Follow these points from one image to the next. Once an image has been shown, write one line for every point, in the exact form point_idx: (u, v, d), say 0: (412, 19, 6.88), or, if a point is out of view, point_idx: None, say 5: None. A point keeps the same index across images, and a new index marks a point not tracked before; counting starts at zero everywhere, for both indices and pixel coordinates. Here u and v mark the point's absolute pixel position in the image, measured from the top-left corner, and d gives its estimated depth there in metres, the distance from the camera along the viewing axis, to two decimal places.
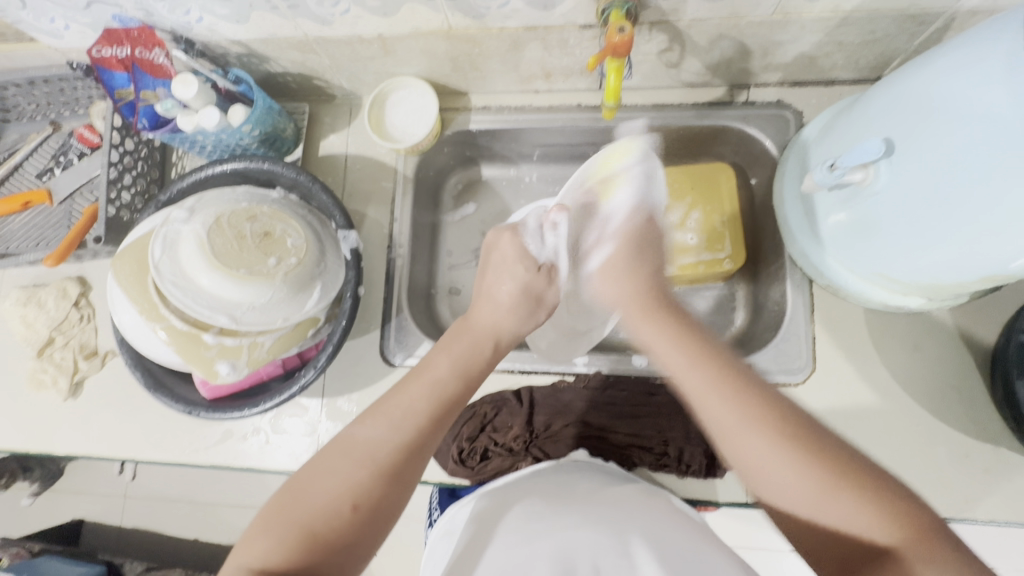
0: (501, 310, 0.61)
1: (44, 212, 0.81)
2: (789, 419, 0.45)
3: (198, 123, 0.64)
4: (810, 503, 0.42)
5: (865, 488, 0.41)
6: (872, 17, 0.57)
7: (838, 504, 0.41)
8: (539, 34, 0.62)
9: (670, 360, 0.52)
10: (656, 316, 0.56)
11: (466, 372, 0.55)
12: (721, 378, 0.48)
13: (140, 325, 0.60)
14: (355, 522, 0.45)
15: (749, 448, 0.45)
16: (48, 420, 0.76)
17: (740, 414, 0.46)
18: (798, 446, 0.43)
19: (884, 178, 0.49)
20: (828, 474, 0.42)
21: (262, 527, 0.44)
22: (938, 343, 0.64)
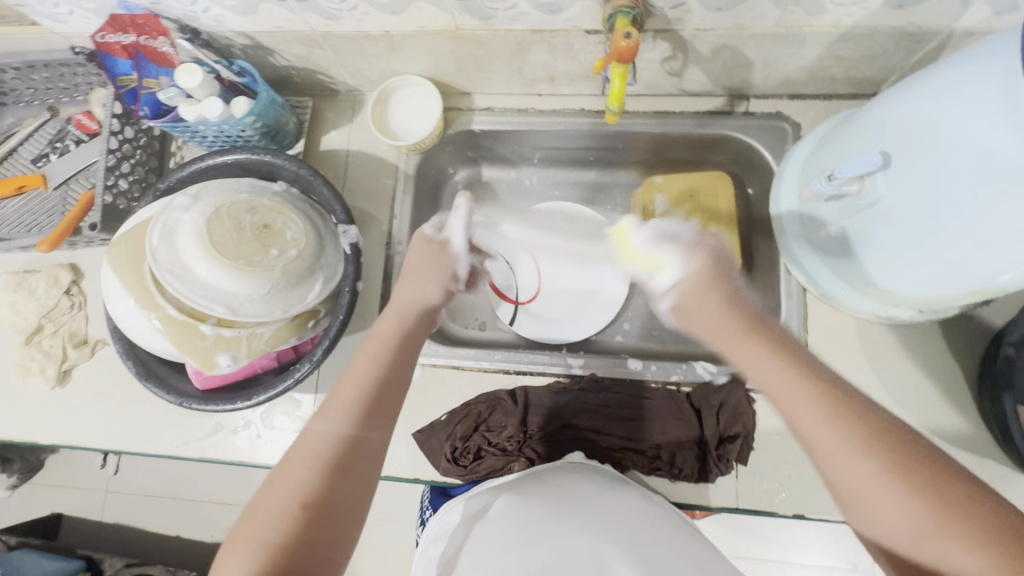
0: (418, 289, 0.59)
1: (37, 197, 0.81)
2: (875, 425, 0.42)
3: (201, 112, 0.64)
4: (916, 529, 0.39)
5: (967, 521, 0.38)
6: (871, 33, 0.58)
7: (942, 542, 0.38)
8: (545, 37, 0.63)
9: (772, 392, 0.46)
10: (749, 340, 0.48)
11: (385, 360, 0.54)
12: (837, 422, 0.42)
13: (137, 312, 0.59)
14: (313, 519, 0.46)
15: (873, 501, 0.41)
16: (35, 408, 0.75)
17: (859, 454, 0.41)
18: (919, 497, 0.39)
19: (881, 189, 0.50)
20: (959, 506, 0.39)
21: (232, 550, 0.45)
22: (928, 355, 0.65)
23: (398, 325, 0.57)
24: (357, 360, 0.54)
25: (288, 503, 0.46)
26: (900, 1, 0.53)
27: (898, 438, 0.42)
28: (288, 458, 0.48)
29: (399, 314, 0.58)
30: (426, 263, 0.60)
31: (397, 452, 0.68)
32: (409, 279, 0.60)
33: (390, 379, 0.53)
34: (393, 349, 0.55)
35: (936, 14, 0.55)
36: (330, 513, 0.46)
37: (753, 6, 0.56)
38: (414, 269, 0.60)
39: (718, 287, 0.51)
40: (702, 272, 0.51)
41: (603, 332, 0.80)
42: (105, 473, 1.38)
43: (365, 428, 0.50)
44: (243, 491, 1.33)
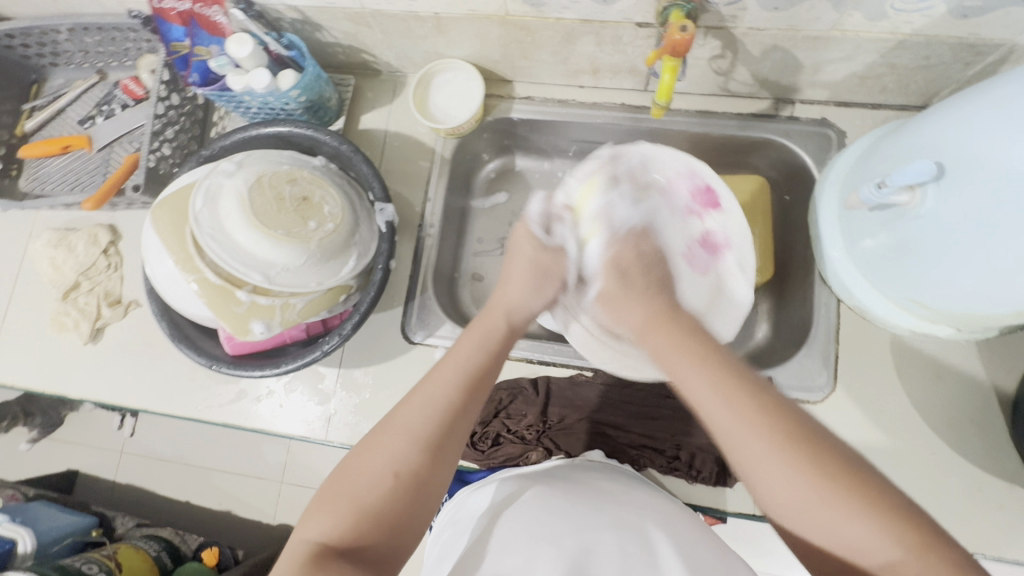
0: (523, 293, 0.60)
1: (81, 157, 0.83)
2: (788, 420, 0.41)
3: (248, 83, 0.65)
4: (806, 503, 0.39)
5: (869, 496, 0.38)
6: (930, 42, 0.57)
7: (848, 526, 0.37)
8: (595, 28, 0.62)
9: (687, 379, 0.46)
10: (666, 326, 0.52)
11: (489, 357, 0.54)
12: (738, 400, 0.43)
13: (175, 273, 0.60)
14: (406, 493, 0.46)
15: (765, 474, 0.40)
16: (67, 363, 0.77)
17: (751, 424, 0.42)
18: (816, 480, 0.39)
19: (930, 202, 0.49)
20: (832, 473, 0.39)
21: (325, 507, 0.46)
22: (961, 376, 0.64)
23: (506, 322, 0.58)
24: (457, 353, 0.54)
25: (383, 475, 0.46)
26: (965, 10, 0.52)
27: (800, 420, 0.42)
28: (383, 432, 0.49)
29: (510, 314, 0.58)
30: (541, 274, 0.61)
31: None
32: (516, 283, 0.60)
33: (488, 374, 0.53)
34: (497, 346, 0.56)
35: (1000, 27, 0.54)
36: (417, 495, 0.46)
37: (811, 7, 0.55)
38: (528, 274, 0.61)
39: (633, 282, 0.57)
40: (611, 283, 0.58)
41: None
42: (121, 434, 1.42)
43: (464, 415, 0.50)
44: (254, 463, 1.35)
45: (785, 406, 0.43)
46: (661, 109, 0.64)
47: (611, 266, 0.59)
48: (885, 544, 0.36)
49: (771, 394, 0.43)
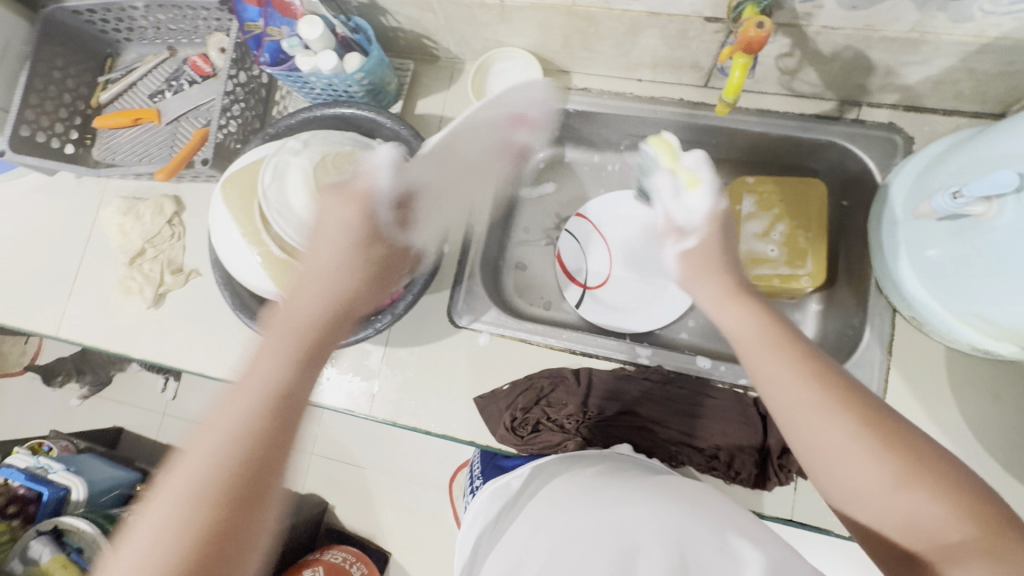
0: (344, 283, 0.53)
1: (151, 130, 0.86)
2: (864, 406, 0.43)
3: (316, 64, 0.67)
4: (881, 486, 0.40)
5: (937, 474, 0.39)
6: (1017, 48, 0.55)
7: (917, 506, 0.39)
8: (661, 21, 0.62)
9: (754, 362, 0.48)
10: (744, 301, 0.52)
11: (308, 330, 0.48)
12: (815, 384, 0.44)
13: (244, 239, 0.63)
14: (234, 503, 0.37)
15: (833, 450, 0.42)
16: (130, 326, 0.81)
17: (821, 407, 0.43)
18: (885, 462, 0.40)
19: (1008, 214, 0.47)
20: (906, 457, 0.40)
21: (145, 527, 0.36)
22: (1020, 396, 0.62)
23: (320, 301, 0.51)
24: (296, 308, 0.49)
25: (206, 485, 0.37)
26: None
27: (877, 411, 0.43)
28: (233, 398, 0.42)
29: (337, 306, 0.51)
30: (382, 266, 0.57)
31: (459, 412, 0.71)
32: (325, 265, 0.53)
33: (319, 350, 0.48)
34: (321, 320, 0.49)
35: None
36: (250, 497, 0.38)
37: (892, 7, 0.53)
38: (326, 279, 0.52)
39: (712, 260, 0.56)
40: (700, 256, 0.57)
41: (670, 326, 0.79)
42: (164, 397, 1.49)
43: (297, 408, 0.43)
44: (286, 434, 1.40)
45: (859, 393, 0.44)
46: (726, 106, 0.63)
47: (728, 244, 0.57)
48: (954, 524, 0.37)
49: (850, 384, 0.45)
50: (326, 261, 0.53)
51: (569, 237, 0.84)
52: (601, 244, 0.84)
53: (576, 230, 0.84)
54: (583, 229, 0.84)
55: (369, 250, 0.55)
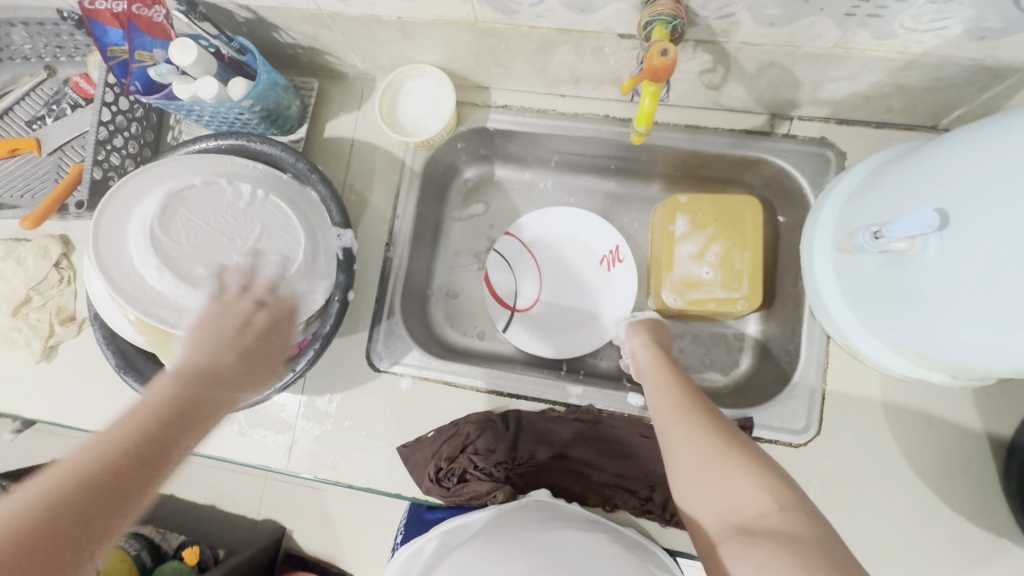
0: (217, 355, 0.47)
1: (31, 161, 0.78)
2: (709, 416, 0.49)
3: (194, 92, 0.59)
4: (708, 474, 0.45)
5: (758, 466, 0.44)
6: (943, 63, 0.51)
7: (731, 480, 0.44)
8: (573, 37, 0.57)
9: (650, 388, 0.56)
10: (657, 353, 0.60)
11: (183, 381, 0.44)
12: (677, 400, 0.51)
13: (166, 270, 0.50)
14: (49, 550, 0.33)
15: (677, 447, 0.48)
16: (19, 381, 0.73)
17: (675, 415, 0.50)
18: (709, 443, 0.46)
19: (931, 252, 0.45)
20: (729, 448, 0.45)
21: None
22: (955, 421, 0.60)
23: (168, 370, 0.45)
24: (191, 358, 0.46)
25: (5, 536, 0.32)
26: (983, 32, 0.46)
27: (721, 422, 0.49)
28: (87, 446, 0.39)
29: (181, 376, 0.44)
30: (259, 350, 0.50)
31: (380, 463, 0.66)
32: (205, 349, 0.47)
33: (196, 412, 0.43)
34: (195, 371, 0.45)
35: (1021, 50, 0.48)
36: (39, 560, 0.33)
37: (812, 23, 0.49)
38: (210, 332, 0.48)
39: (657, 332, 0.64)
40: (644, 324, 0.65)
41: (609, 354, 0.76)
42: None
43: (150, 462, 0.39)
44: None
45: (710, 411, 0.50)
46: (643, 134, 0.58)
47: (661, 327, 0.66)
48: (759, 495, 0.42)
49: (706, 405, 0.51)
50: (208, 315, 0.49)
51: (497, 258, 0.78)
52: (531, 266, 0.79)
53: (505, 250, 0.79)
54: (512, 248, 0.79)
55: (247, 310, 0.50)
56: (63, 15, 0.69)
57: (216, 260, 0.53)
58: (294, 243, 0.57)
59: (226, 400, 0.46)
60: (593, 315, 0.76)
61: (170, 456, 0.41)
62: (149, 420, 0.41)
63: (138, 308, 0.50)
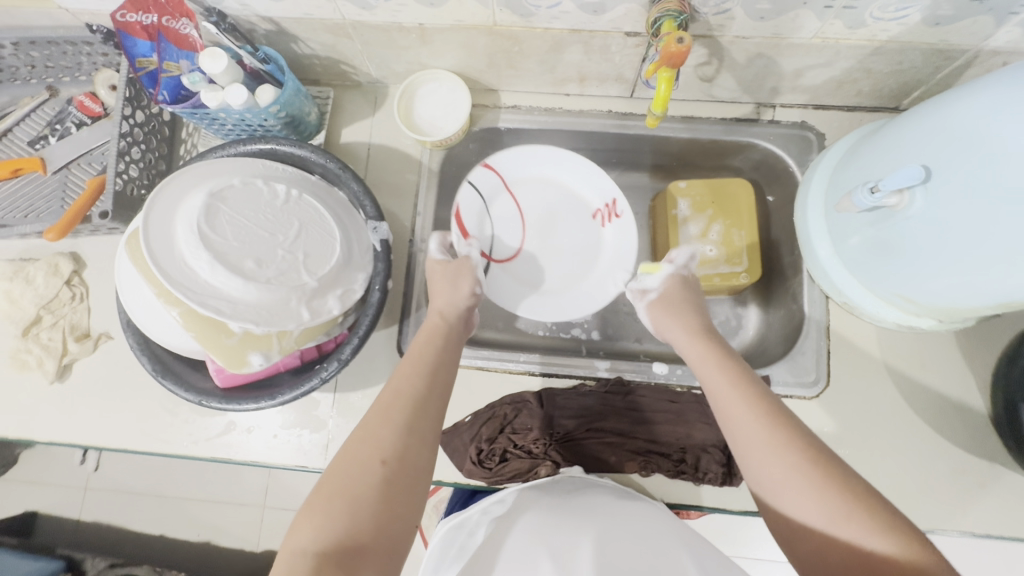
0: (443, 297, 0.64)
1: (35, 180, 0.76)
2: (808, 445, 0.45)
3: (223, 99, 0.61)
4: (822, 522, 0.41)
5: (879, 515, 0.40)
6: (904, 48, 0.60)
7: (854, 532, 0.40)
8: (583, 37, 0.62)
9: (722, 402, 0.51)
10: (717, 357, 0.56)
11: (430, 339, 0.59)
12: (764, 422, 0.47)
13: (218, 265, 0.51)
14: (389, 479, 0.46)
15: (778, 484, 0.44)
16: (30, 405, 0.71)
17: (769, 445, 0.46)
18: (819, 484, 0.42)
19: (918, 204, 0.50)
20: (843, 493, 0.41)
21: (323, 496, 0.44)
22: (944, 363, 0.67)
23: (440, 307, 0.63)
24: (411, 356, 0.57)
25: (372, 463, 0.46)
26: (937, 18, 0.54)
27: (824, 453, 0.45)
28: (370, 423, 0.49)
29: (442, 313, 0.63)
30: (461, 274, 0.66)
31: None
32: (436, 291, 0.65)
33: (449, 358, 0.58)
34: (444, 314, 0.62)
35: (969, 33, 0.57)
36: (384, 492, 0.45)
37: (795, 16, 0.56)
38: (441, 281, 0.65)
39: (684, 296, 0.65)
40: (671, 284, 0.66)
41: (625, 334, 0.80)
42: (85, 468, 1.36)
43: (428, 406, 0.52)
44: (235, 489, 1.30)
45: (808, 438, 0.46)
46: (654, 121, 0.63)
47: (688, 295, 0.66)
48: (887, 551, 0.38)
49: (801, 429, 0.47)
50: (432, 268, 0.67)
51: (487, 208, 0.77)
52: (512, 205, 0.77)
53: (484, 184, 0.75)
54: (491, 181, 0.76)
55: (443, 262, 0.67)
56: (92, 28, 0.67)
57: (260, 255, 0.54)
58: (329, 240, 0.59)
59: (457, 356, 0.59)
60: (593, 271, 0.77)
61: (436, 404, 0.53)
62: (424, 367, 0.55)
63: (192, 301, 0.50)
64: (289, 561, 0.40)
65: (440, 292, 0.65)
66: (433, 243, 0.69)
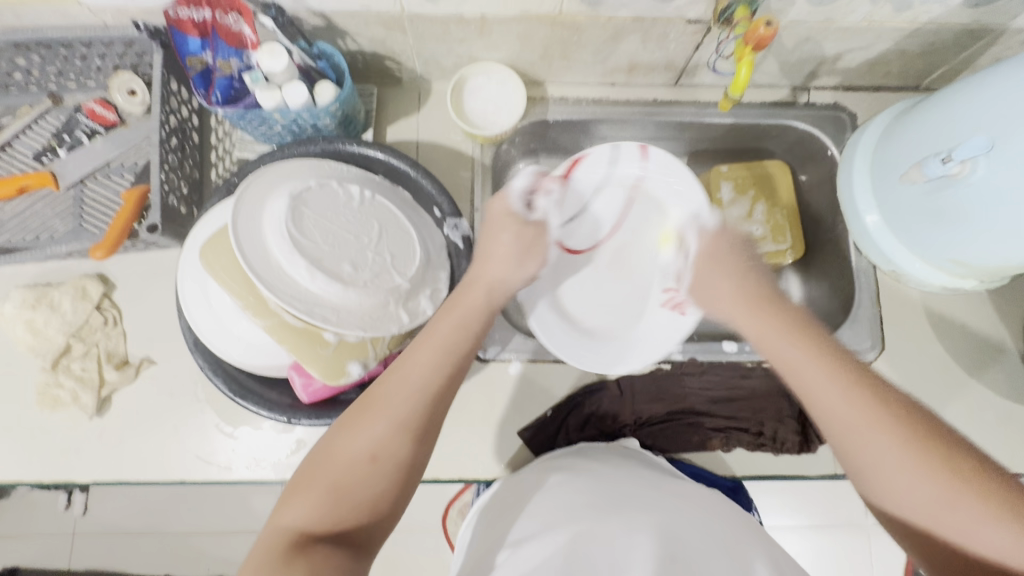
0: (507, 271, 0.57)
1: (44, 198, 0.69)
2: (907, 417, 0.45)
3: (281, 99, 0.58)
4: (928, 505, 0.43)
5: (983, 492, 0.41)
6: (939, 30, 0.64)
7: (961, 518, 0.41)
8: (645, 25, 0.63)
9: (812, 385, 0.47)
10: (768, 311, 0.53)
11: (456, 332, 0.51)
12: (856, 403, 0.46)
13: (316, 271, 0.49)
14: (383, 476, 0.46)
15: (881, 467, 0.44)
16: (68, 443, 0.65)
17: (886, 434, 0.44)
18: (948, 470, 0.42)
19: (981, 173, 0.53)
20: (956, 471, 0.42)
21: (308, 482, 0.45)
22: (982, 322, 0.73)
23: (495, 278, 0.56)
24: (422, 343, 0.50)
25: (362, 457, 0.45)
26: (977, 0, 0.59)
27: (922, 421, 0.45)
28: (364, 409, 0.48)
29: (489, 288, 0.55)
30: (524, 243, 0.59)
31: (507, 449, 0.66)
32: (496, 260, 0.57)
33: (467, 350, 0.51)
34: (489, 304, 0.54)
35: (999, 14, 0.61)
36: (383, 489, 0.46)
37: (851, 0, 0.59)
38: (512, 248, 0.58)
39: (717, 262, 0.59)
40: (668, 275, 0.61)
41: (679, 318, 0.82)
42: (71, 514, 1.19)
43: (436, 404, 0.48)
44: (241, 518, 1.18)
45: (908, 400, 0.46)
46: (732, 101, 0.67)
47: (736, 249, 0.59)
48: (997, 535, 0.40)
49: (892, 393, 0.46)
50: (495, 208, 0.60)
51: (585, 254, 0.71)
52: (621, 195, 0.74)
53: (624, 157, 0.70)
54: (633, 160, 0.71)
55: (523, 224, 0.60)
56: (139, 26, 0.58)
57: (351, 260, 0.52)
58: (409, 239, 0.56)
59: (479, 340, 0.53)
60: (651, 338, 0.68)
61: (443, 401, 0.49)
62: (435, 367, 0.49)
63: (297, 313, 0.49)
64: (275, 530, 0.43)
65: (507, 264, 0.57)
66: (523, 180, 0.65)
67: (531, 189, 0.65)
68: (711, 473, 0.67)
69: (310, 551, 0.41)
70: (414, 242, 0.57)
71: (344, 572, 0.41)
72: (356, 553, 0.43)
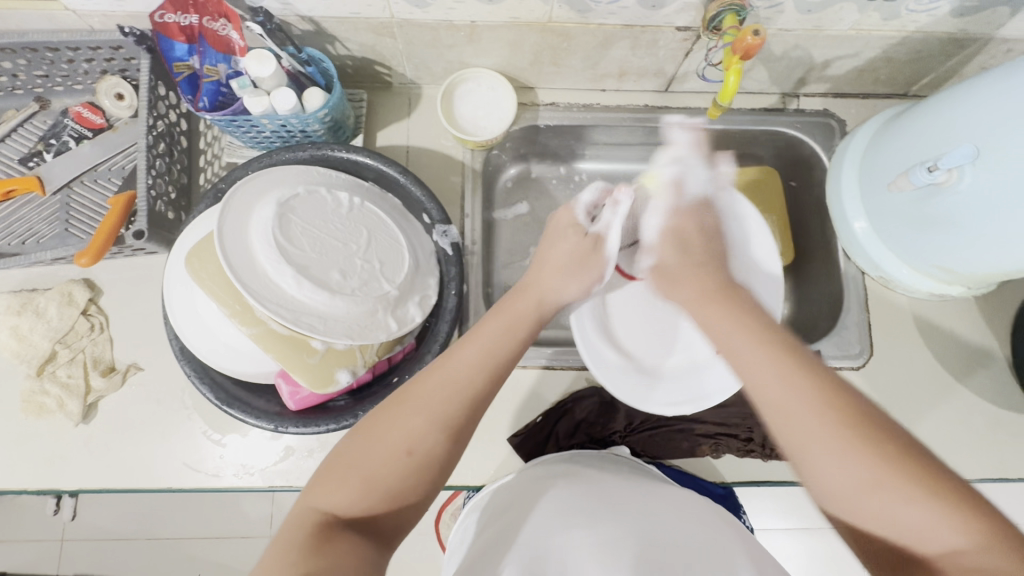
0: (563, 282, 0.57)
1: (30, 203, 0.69)
2: (837, 399, 0.40)
3: (269, 104, 0.58)
4: (859, 490, 0.38)
5: (927, 482, 0.37)
6: (926, 38, 0.65)
7: (894, 503, 0.37)
8: (634, 32, 0.63)
9: (745, 368, 0.44)
10: (715, 297, 0.49)
11: (506, 337, 0.51)
12: (787, 381, 0.41)
13: (303, 280, 0.49)
14: (417, 473, 0.44)
15: (806, 451, 0.40)
16: (54, 450, 0.64)
17: (813, 417, 0.40)
18: (874, 454, 0.38)
19: (967, 182, 0.53)
20: (889, 455, 0.38)
21: (338, 469, 0.44)
22: (969, 327, 0.73)
23: (547, 288, 0.56)
24: (473, 345, 0.50)
25: (398, 450, 0.44)
26: (962, 9, 0.59)
27: (854, 408, 0.40)
28: (402, 402, 0.46)
29: (542, 300, 0.55)
30: (581, 253, 0.58)
31: (496, 456, 0.66)
32: (553, 269, 0.57)
33: (517, 354, 0.51)
34: (537, 313, 0.54)
35: (984, 23, 0.62)
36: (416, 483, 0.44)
37: (839, 9, 0.59)
38: (567, 261, 0.58)
39: (692, 247, 0.55)
40: (669, 248, 0.55)
41: None
42: (60, 519, 1.18)
43: (478, 405, 0.47)
44: (232, 522, 1.17)
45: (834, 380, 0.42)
46: (721, 108, 0.67)
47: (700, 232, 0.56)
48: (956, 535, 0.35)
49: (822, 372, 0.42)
50: (562, 216, 0.62)
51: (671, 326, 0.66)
52: None
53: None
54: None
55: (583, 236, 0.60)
56: (125, 32, 0.57)
57: (338, 267, 0.52)
58: (398, 246, 0.56)
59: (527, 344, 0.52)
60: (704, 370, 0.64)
61: (485, 403, 0.48)
62: (482, 369, 0.48)
63: (284, 322, 0.49)
64: (304, 515, 0.42)
65: (572, 278, 0.57)
66: (588, 193, 0.63)
67: (593, 203, 0.63)
68: (702, 479, 0.67)
69: (337, 537, 0.40)
70: (403, 249, 0.56)
71: (370, 563, 0.40)
72: (379, 542, 0.42)
